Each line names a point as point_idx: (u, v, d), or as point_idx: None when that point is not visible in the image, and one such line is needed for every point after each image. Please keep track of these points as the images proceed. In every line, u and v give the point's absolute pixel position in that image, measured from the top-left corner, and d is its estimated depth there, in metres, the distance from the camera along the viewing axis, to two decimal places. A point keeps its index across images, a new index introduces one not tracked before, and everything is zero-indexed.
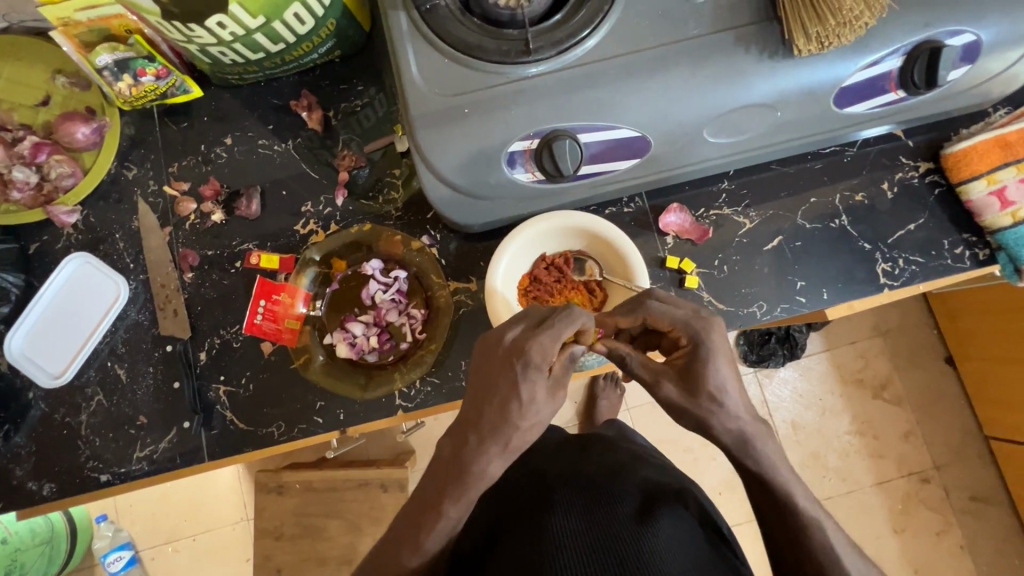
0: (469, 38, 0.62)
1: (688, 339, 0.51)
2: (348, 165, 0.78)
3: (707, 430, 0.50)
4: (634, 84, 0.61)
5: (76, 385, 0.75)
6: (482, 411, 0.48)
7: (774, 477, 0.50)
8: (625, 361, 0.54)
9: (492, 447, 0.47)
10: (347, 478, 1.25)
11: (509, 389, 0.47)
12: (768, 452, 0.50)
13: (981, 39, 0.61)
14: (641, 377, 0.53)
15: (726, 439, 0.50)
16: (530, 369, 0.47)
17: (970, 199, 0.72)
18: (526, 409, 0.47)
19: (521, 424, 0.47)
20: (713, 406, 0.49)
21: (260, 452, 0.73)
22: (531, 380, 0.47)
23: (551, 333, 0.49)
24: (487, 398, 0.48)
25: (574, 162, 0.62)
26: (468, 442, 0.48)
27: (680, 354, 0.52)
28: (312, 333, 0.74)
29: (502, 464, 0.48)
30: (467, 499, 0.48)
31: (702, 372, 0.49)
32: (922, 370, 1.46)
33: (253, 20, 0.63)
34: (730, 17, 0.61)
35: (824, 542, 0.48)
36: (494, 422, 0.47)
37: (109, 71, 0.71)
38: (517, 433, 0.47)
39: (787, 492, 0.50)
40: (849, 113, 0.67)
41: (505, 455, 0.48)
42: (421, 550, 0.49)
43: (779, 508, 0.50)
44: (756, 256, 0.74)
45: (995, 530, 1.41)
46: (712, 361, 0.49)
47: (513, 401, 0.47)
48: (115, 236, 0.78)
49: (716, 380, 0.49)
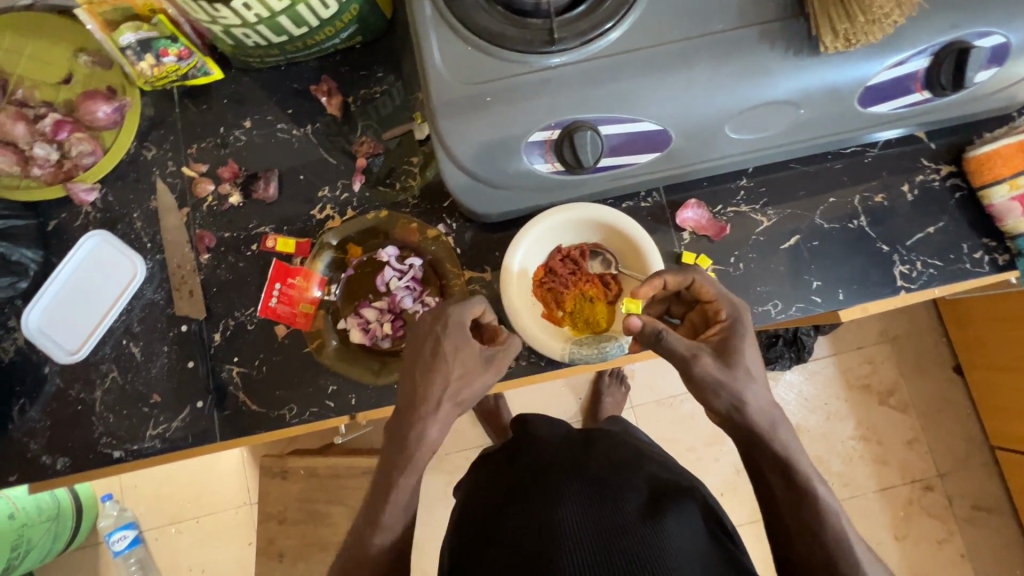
0: (493, 27, 0.62)
1: (727, 315, 0.57)
2: (366, 152, 0.78)
3: (741, 407, 0.52)
4: (658, 78, 0.61)
5: (92, 362, 0.75)
6: (415, 380, 0.56)
7: (796, 465, 0.51)
8: (657, 334, 0.54)
9: (427, 414, 0.54)
10: (350, 466, 1.25)
11: (434, 355, 0.56)
12: (775, 441, 0.51)
13: (1010, 41, 0.61)
14: (678, 350, 0.53)
15: (756, 419, 0.51)
16: (458, 333, 0.57)
17: (991, 204, 0.71)
18: (452, 368, 0.55)
19: (448, 382, 0.55)
20: (749, 380, 0.52)
21: (270, 435, 0.73)
22: (457, 343, 0.56)
23: (468, 307, 0.58)
24: (419, 370, 0.56)
25: (594, 153, 0.62)
26: (407, 416, 0.55)
27: (717, 330, 0.56)
28: (326, 318, 0.75)
29: (440, 434, 0.55)
30: (418, 470, 0.54)
31: (740, 345, 0.53)
32: (929, 376, 1.46)
33: (278, 2, 0.63)
34: (757, 12, 0.61)
35: (837, 530, 0.49)
36: (429, 391, 0.55)
37: (132, 50, 0.71)
38: (446, 391, 0.55)
39: (806, 479, 0.50)
40: (872, 113, 0.66)
41: (442, 427, 0.56)
42: (380, 527, 0.53)
43: (793, 497, 0.50)
44: (772, 255, 0.74)
45: (997, 539, 1.40)
46: (747, 337, 0.55)
47: (440, 364, 0.55)
48: (133, 216, 0.78)
49: (750, 356, 0.53)
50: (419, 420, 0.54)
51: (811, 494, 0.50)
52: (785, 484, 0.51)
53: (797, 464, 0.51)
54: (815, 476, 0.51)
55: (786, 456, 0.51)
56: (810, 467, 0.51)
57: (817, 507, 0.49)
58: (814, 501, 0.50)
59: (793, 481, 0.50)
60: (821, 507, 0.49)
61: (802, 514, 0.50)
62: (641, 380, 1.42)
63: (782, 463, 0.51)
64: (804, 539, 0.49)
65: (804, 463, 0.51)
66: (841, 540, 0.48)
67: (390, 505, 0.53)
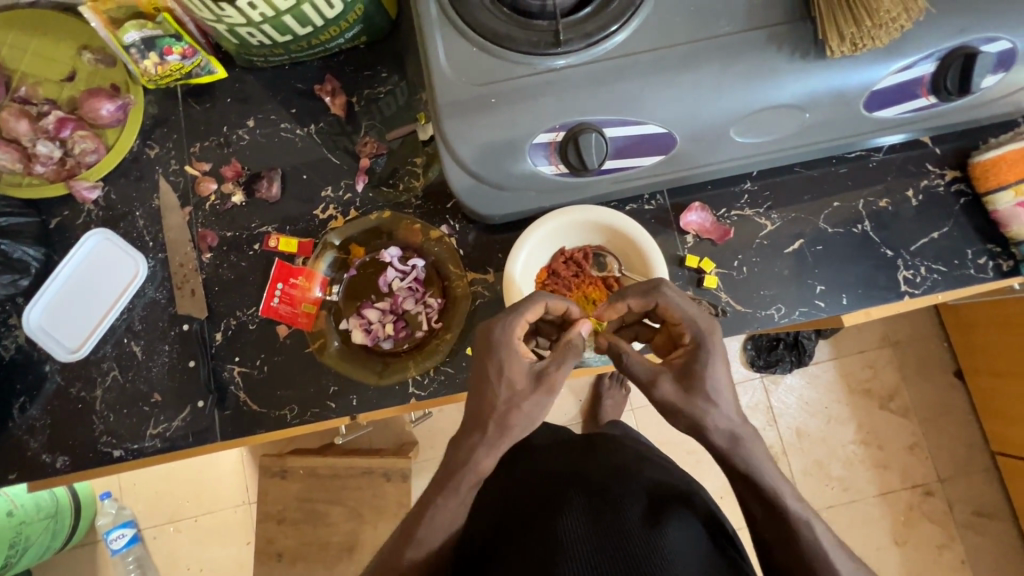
0: (499, 28, 0.62)
1: (691, 336, 0.53)
2: (369, 152, 0.78)
3: (700, 431, 0.51)
4: (663, 80, 0.60)
5: (92, 360, 0.75)
6: (470, 402, 0.54)
7: (763, 479, 0.51)
8: (620, 356, 0.55)
9: (476, 436, 0.52)
10: (350, 467, 1.25)
11: (484, 374, 0.53)
12: (739, 457, 0.51)
13: (1016, 47, 0.60)
14: (638, 374, 0.53)
15: (716, 440, 0.51)
16: (504, 347, 0.53)
17: (996, 209, 0.71)
18: (500, 387, 0.52)
19: (498, 402, 0.52)
20: (709, 408, 0.50)
21: (271, 435, 0.73)
22: (502, 358, 0.52)
23: (512, 318, 0.54)
24: (470, 390, 0.54)
25: (599, 155, 0.62)
26: (458, 443, 0.53)
27: (681, 352, 0.54)
28: (327, 318, 0.74)
29: (492, 461, 0.52)
30: (458, 490, 0.52)
31: (701, 372, 0.51)
32: (930, 381, 1.45)
33: (283, 2, 0.63)
34: (763, 15, 0.61)
35: (813, 542, 0.50)
36: (479, 413, 0.52)
37: (135, 49, 0.71)
38: (496, 413, 0.52)
39: (775, 494, 0.51)
40: (878, 118, 0.66)
41: (494, 454, 0.52)
42: (415, 540, 0.52)
43: (766, 510, 0.51)
44: (776, 258, 0.74)
45: (997, 545, 1.40)
46: (712, 362, 0.51)
47: (486, 382, 0.52)
48: (135, 214, 0.78)
49: (712, 382, 0.51)
50: (468, 443, 0.52)
51: (781, 506, 0.51)
52: (756, 497, 0.52)
53: (761, 476, 0.51)
54: (782, 487, 0.51)
55: (749, 472, 0.51)
56: (779, 479, 0.52)
57: (789, 517, 0.50)
58: (786, 513, 0.51)
59: (762, 495, 0.51)
60: (791, 518, 0.51)
61: (777, 524, 0.51)
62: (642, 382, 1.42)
63: (748, 479, 0.52)
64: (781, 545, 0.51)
65: (770, 475, 0.51)
66: (816, 547, 0.50)
67: (424, 522, 0.52)
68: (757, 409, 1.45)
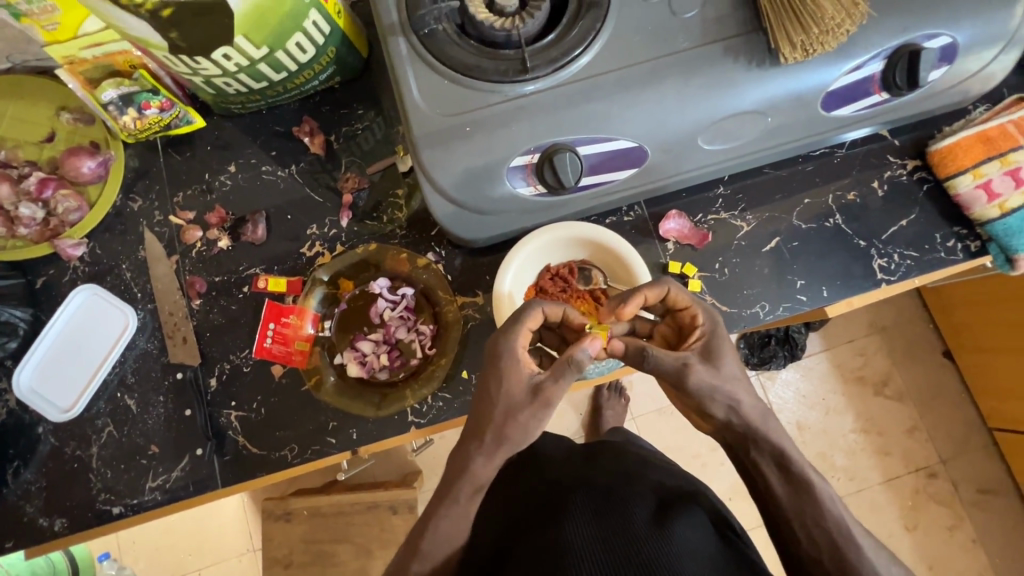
0: (468, 60, 0.64)
1: (703, 323, 0.57)
2: (351, 188, 0.79)
3: (737, 407, 0.53)
4: (630, 97, 0.63)
5: (86, 417, 0.74)
6: (473, 412, 0.55)
7: (792, 457, 0.52)
8: (644, 353, 0.55)
9: (474, 444, 0.53)
10: (355, 503, 1.23)
11: (486, 387, 0.55)
12: (769, 432, 0.52)
13: (957, 40, 0.64)
14: (668, 363, 0.53)
15: (751, 415, 0.53)
16: (505, 360, 0.55)
17: (957, 193, 0.73)
18: (500, 398, 0.53)
19: (495, 413, 0.53)
20: (734, 378, 0.53)
21: (273, 477, 0.73)
22: (502, 372, 0.54)
23: (514, 333, 0.56)
24: (475, 403, 0.56)
25: (574, 174, 0.64)
26: (460, 451, 0.55)
27: (695, 338, 0.56)
28: (322, 354, 0.74)
29: (489, 471, 0.53)
30: (457, 500, 0.53)
31: (721, 350, 0.54)
32: (921, 363, 1.48)
33: (257, 50, 0.64)
34: (718, 29, 0.64)
35: (839, 518, 0.50)
36: (479, 422, 0.54)
37: (113, 105, 0.73)
38: (493, 424, 0.53)
39: (803, 470, 0.51)
40: (837, 116, 0.69)
41: (491, 464, 0.53)
42: (418, 554, 0.53)
43: (794, 489, 0.51)
44: (755, 258, 0.75)
45: (1006, 521, 1.41)
46: (723, 343, 0.55)
47: (486, 393, 0.54)
48: (121, 267, 0.78)
49: (730, 358, 0.54)
50: (465, 450, 0.54)
51: (807, 483, 0.51)
52: (781, 474, 0.52)
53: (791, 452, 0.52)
54: (807, 465, 0.52)
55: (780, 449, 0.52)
56: (804, 461, 0.52)
57: (817, 495, 0.50)
58: (811, 490, 0.51)
59: (791, 472, 0.51)
60: (817, 494, 0.50)
61: (803, 509, 0.51)
62: (641, 390, 1.43)
63: (778, 456, 0.52)
64: (806, 531, 0.50)
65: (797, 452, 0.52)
66: (842, 526, 0.50)
67: (428, 531, 0.53)
68: None
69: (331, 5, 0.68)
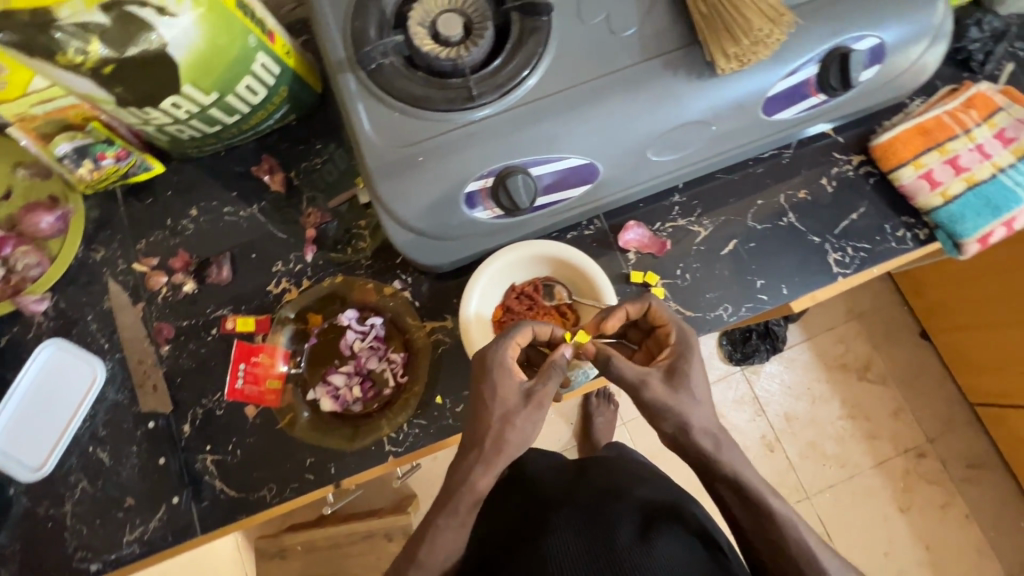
0: (416, 91, 0.66)
1: (676, 339, 0.58)
2: (315, 222, 0.80)
3: (686, 430, 0.54)
4: (577, 116, 0.65)
5: (58, 474, 0.73)
6: (467, 422, 0.56)
7: (747, 480, 0.54)
8: (609, 360, 0.56)
9: (473, 455, 0.54)
10: (350, 533, 1.25)
11: (479, 395, 0.56)
12: (721, 464, 0.54)
13: (884, 40, 0.67)
14: (629, 376, 0.55)
15: (700, 442, 0.54)
16: (497, 370, 0.55)
17: (902, 184, 0.76)
18: (495, 406, 0.54)
19: (492, 421, 0.54)
20: (693, 403, 0.54)
21: (253, 519, 0.72)
22: (496, 380, 0.55)
23: (505, 341, 0.57)
24: (467, 415, 0.56)
25: (528, 195, 0.65)
26: (458, 464, 0.55)
27: (666, 354, 0.58)
28: (294, 391, 0.74)
29: (488, 482, 0.54)
30: (457, 510, 0.54)
31: (686, 368, 0.55)
32: (899, 346, 1.51)
33: (206, 97, 0.64)
34: (657, 45, 0.66)
35: (797, 538, 0.53)
36: (475, 434, 0.55)
37: (68, 159, 0.73)
38: (490, 433, 0.54)
39: (760, 495, 0.53)
40: (779, 119, 0.72)
41: (491, 474, 0.54)
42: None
43: (754, 513, 0.54)
44: (715, 261, 0.77)
45: (996, 495, 1.43)
46: (691, 362, 0.56)
47: (481, 403, 0.55)
48: (87, 318, 0.78)
49: (697, 378, 0.55)
50: (465, 465, 0.54)
51: (765, 506, 0.53)
52: (740, 499, 0.54)
53: (746, 478, 0.54)
54: (764, 488, 0.54)
55: (735, 473, 0.54)
56: (760, 480, 0.54)
57: (776, 518, 0.53)
58: (768, 511, 0.53)
59: (747, 496, 0.54)
60: (776, 514, 0.53)
61: (764, 528, 0.53)
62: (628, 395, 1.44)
63: (735, 480, 0.54)
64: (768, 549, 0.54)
65: (753, 475, 0.54)
66: (801, 544, 0.52)
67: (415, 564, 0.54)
68: (742, 401, 1.49)
69: (278, 47, 0.69)
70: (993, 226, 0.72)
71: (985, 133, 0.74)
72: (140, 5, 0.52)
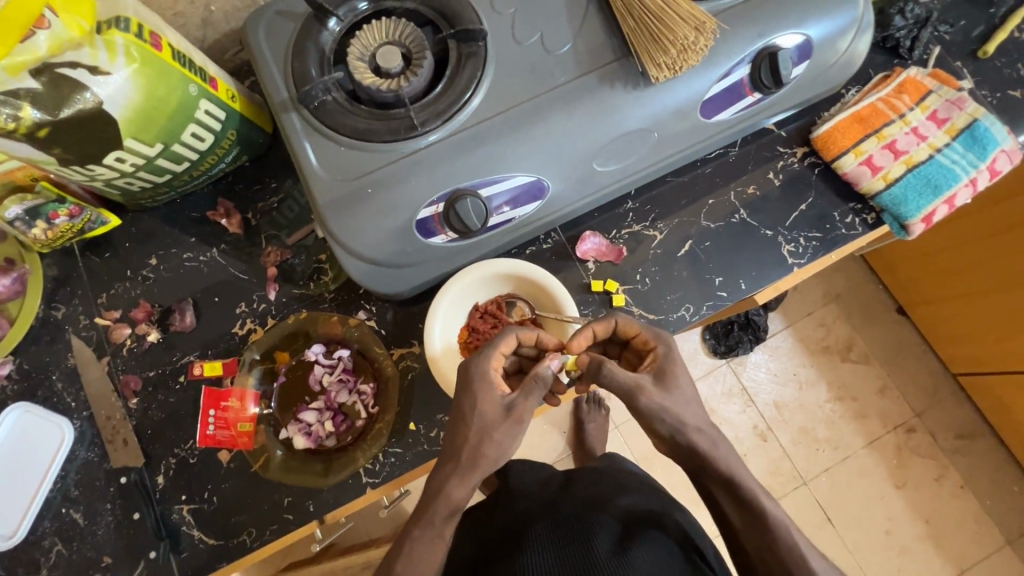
0: (360, 125, 0.67)
1: (656, 345, 0.59)
2: (275, 260, 0.80)
3: (682, 430, 0.54)
4: (519, 136, 0.66)
5: (32, 539, 0.72)
6: (446, 439, 0.56)
7: (741, 481, 0.54)
8: (602, 368, 0.56)
9: (449, 468, 0.54)
10: (347, 566, 1.23)
11: (459, 409, 0.56)
12: (718, 457, 0.54)
13: (810, 38, 0.69)
14: (622, 382, 0.55)
15: (697, 440, 0.54)
16: (478, 383, 0.55)
17: (845, 172, 0.78)
18: (473, 419, 0.54)
19: (470, 436, 0.54)
20: (683, 403, 0.54)
21: (235, 565, 0.71)
22: (476, 393, 0.55)
23: (487, 355, 0.58)
24: (449, 429, 0.56)
25: (480, 217, 0.66)
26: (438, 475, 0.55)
27: (651, 360, 0.58)
28: (267, 431, 0.74)
29: (463, 492, 0.53)
30: (433, 522, 0.53)
31: (675, 369, 0.56)
32: (877, 324, 1.53)
33: (151, 148, 0.65)
34: (591, 60, 0.67)
35: (792, 544, 0.52)
36: (454, 446, 0.54)
37: (20, 221, 0.74)
38: (466, 447, 0.53)
39: (755, 498, 0.54)
40: (719, 121, 0.74)
41: (466, 486, 0.53)
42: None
43: (749, 517, 0.54)
44: (673, 263, 0.79)
45: (987, 463, 1.45)
46: (677, 364, 0.57)
47: (461, 416, 0.55)
48: (52, 378, 0.77)
49: (684, 379, 0.56)
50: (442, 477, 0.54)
51: (760, 509, 0.53)
52: (736, 504, 0.54)
53: (741, 479, 0.54)
54: (759, 491, 0.54)
55: (730, 473, 0.54)
56: (753, 481, 0.54)
57: (771, 522, 0.53)
58: (762, 514, 0.53)
59: (742, 498, 0.54)
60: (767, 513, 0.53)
61: (759, 533, 0.53)
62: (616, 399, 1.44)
63: (729, 481, 0.54)
64: (762, 555, 0.53)
65: (746, 478, 0.54)
66: (794, 550, 0.52)
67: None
68: (729, 394, 1.50)
69: (222, 92, 0.70)
70: (935, 205, 0.74)
71: (919, 116, 0.77)
72: (72, 66, 0.54)
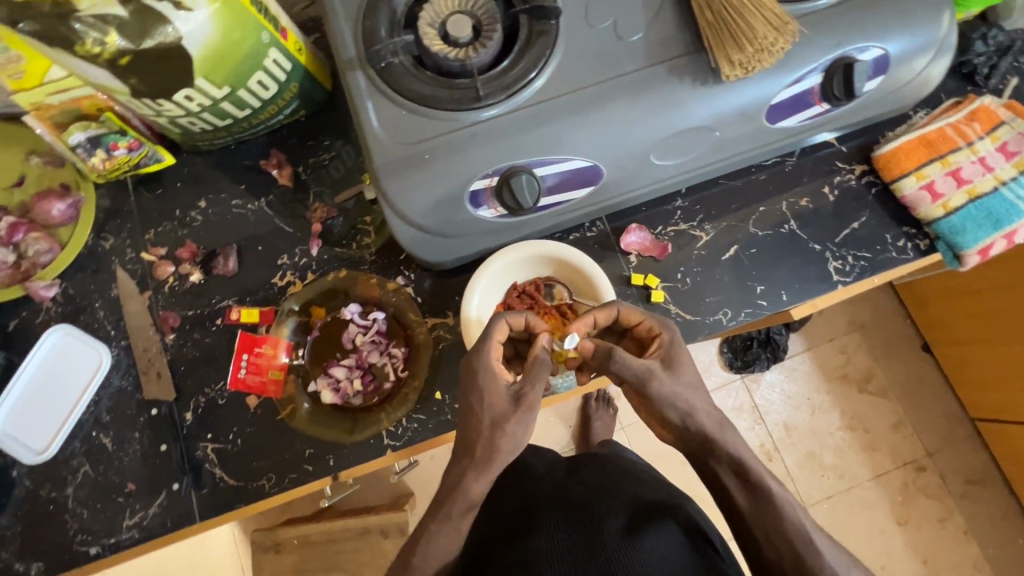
0: (425, 90, 0.67)
1: (657, 330, 0.60)
2: (321, 217, 0.81)
3: (692, 415, 0.55)
4: (581, 119, 0.66)
5: (61, 457, 0.75)
6: (460, 436, 0.57)
7: (750, 464, 0.53)
8: (611, 355, 0.56)
9: (465, 463, 0.54)
10: (346, 528, 1.25)
11: (467, 402, 0.56)
12: (727, 443, 0.54)
13: (889, 53, 0.68)
14: (631, 367, 0.55)
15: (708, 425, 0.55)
16: (481, 373, 0.56)
17: (903, 194, 0.76)
18: (483, 411, 0.55)
19: (482, 427, 0.54)
20: (692, 389, 0.56)
21: (252, 508, 0.73)
22: (483, 385, 0.56)
23: (488, 344, 0.58)
24: (459, 426, 0.56)
25: (532, 195, 0.66)
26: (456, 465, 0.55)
27: (655, 346, 0.59)
28: (296, 382, 0.75)
29: (481, 487, 0.54)
30: (450, 517, 0.54)
31: (678, 353, 0.57)
32: (900, 359, 1.50)
33: (219, 90, 0.66)
34: (662, 51, 0.67)
35: (797, 522, 0.51)
36: (469, 441, 0.55)
37: (82, 148, 0.75)
38: (481, 440, 0.54)
39: (760, 477, 0.52)
40: (783, 127, 0.72)
41: (484, 480, 0.54)
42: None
43: (756, 501, 0.52)
44: (715, 266, 0.78)
45: (995, 511, 1.43)
46: (679, 348, 0.58)
47: (469, 409, 0.56)
48: (95, 305, 0.79)
49: (689, 363, 0.57)
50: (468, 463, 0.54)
51: (764, 488, 0.52)
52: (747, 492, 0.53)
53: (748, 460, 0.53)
54: (763, 471, 0.53)
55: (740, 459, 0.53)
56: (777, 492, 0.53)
57: (775, 501, 0.51)
58: (768, 495, 0.52)
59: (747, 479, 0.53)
60: (779, 503, 0.52)
61: (765, 520, 0.51)
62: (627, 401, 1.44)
63: (737, 463, 0.53)
64: (769, 540, 0.51)
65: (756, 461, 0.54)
66: (802, 531, 0.50)
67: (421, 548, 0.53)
68: (741, 410, 1.49)
69: (291, 43, 0.70)
70: (994, 239, 0.73)
71: (988, 146, 0.74)
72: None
